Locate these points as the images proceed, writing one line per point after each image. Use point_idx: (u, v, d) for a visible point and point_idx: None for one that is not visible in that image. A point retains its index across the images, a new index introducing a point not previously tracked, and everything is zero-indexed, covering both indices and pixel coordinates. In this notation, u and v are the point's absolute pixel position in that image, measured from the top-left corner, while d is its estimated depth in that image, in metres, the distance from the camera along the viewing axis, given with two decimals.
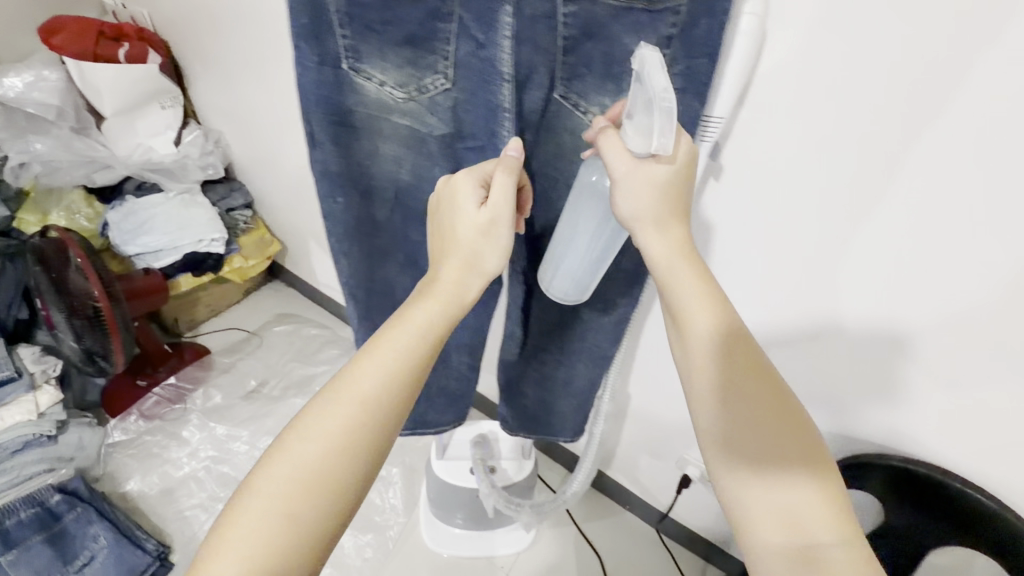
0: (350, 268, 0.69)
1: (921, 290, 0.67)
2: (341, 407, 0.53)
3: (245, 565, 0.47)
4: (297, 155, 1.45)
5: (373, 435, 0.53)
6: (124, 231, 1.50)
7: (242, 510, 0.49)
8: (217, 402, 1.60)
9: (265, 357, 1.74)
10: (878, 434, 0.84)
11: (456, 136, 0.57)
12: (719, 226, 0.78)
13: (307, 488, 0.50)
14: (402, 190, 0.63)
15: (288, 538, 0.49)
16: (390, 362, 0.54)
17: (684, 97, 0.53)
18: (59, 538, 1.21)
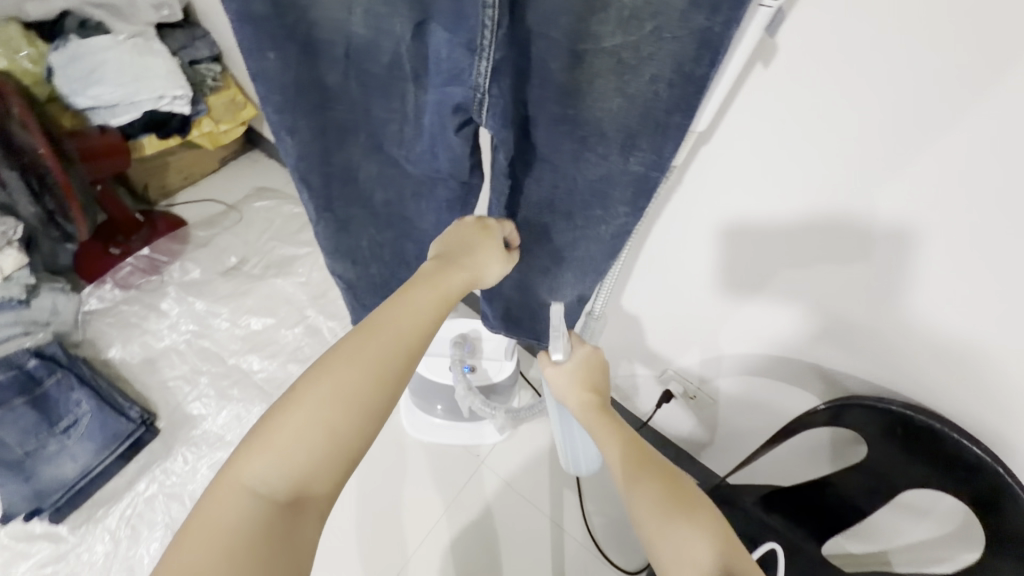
0: (299, 149, 0.57)
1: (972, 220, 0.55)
2: (380, 339, 0.53)
3: (289, 469, 0.48)
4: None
5: (405, 368, 0.53)
6: (72, 79, 1.31)
7: (285, 421, 0.49)
8: (195, 276, 1.55)
9: (245, 233, 1.65)
10: (905, 374, 0.73)
11: None
12: (760, 120, 0.62)
13: (345, 406, 0.50)
14: (355, 47, 0.48)
15: (326, 450, 0.49)
16: (421, 311, 0.56)
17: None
18: (41, 401, 1.22)
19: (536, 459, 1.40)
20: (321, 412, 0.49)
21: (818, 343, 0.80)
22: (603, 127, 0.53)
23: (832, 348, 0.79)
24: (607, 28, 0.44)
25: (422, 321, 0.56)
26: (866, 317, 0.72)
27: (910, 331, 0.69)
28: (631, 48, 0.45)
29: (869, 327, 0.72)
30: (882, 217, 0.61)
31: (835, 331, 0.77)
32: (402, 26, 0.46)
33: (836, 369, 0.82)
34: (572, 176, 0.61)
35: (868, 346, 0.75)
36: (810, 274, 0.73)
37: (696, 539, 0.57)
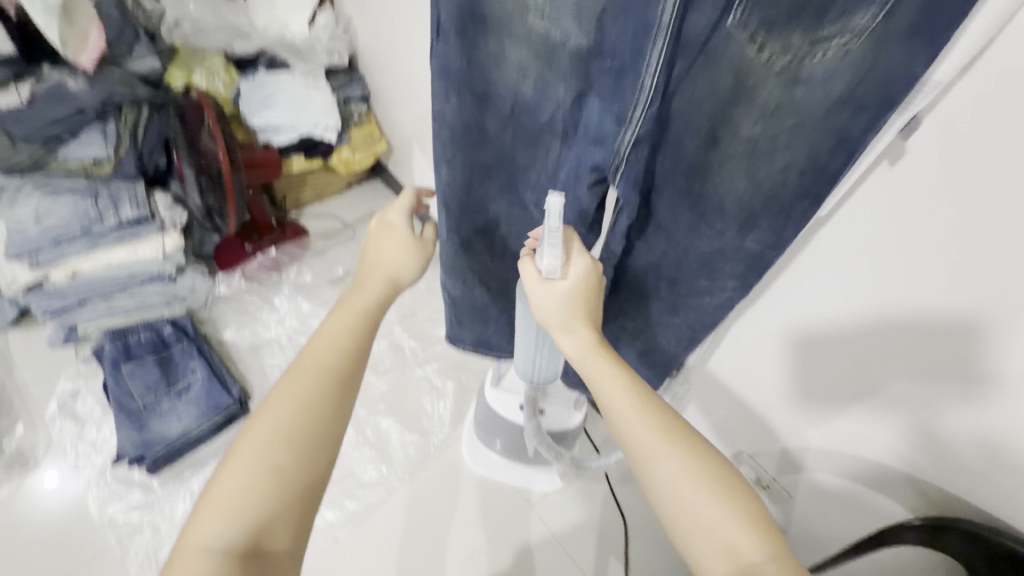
0: (450, 180, 0.66)
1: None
2: (304, 375, 0.58)
3: (241, 517, 0.51)
4: (416, 58, 1.42)
5: (339, 388, 0.59)
6: (253, 103, 1.57)
7: (231, 473, 0.53)
8: (307, 279, 1.73)
9: (355, 250, 1.83)
10: (1009, 498, 0.68)
11: (593, 52, 0.50)
12: (880, 216, 0.64)
13: (290, 443, 0.54)
14: (520, 105, 0.57)
15: (275, 493, 0.53)
16: (344, 337, 0.62)
17: (902, 47, 0.42)
18: (166, 363, 1.41)
19: (588, 518, 1.37)
20: (265, 452, 0.54)
21: (908, 455, 0.77)
22: (726, 203, 0.58)
23: (932, 468, 0.75)
24: (748, 120, 0.51)
25: (346, 344, 0.61)
26: (955, 429, 0.69)
27: (1004, 451, 0.66)
28: (767, 138, 0.51)
29: (951, 442, 0.71)
30: (957, 313, 0.62)
31: (919, 447, 0.76)
32: (565, 94, 0.54)
33: (930, 492, 0.77)
34: (685, 247, 0.65)
35: (951, 464, 0.72)
36: (899, 387, 0.74)
37: (735, 530, 0.48)
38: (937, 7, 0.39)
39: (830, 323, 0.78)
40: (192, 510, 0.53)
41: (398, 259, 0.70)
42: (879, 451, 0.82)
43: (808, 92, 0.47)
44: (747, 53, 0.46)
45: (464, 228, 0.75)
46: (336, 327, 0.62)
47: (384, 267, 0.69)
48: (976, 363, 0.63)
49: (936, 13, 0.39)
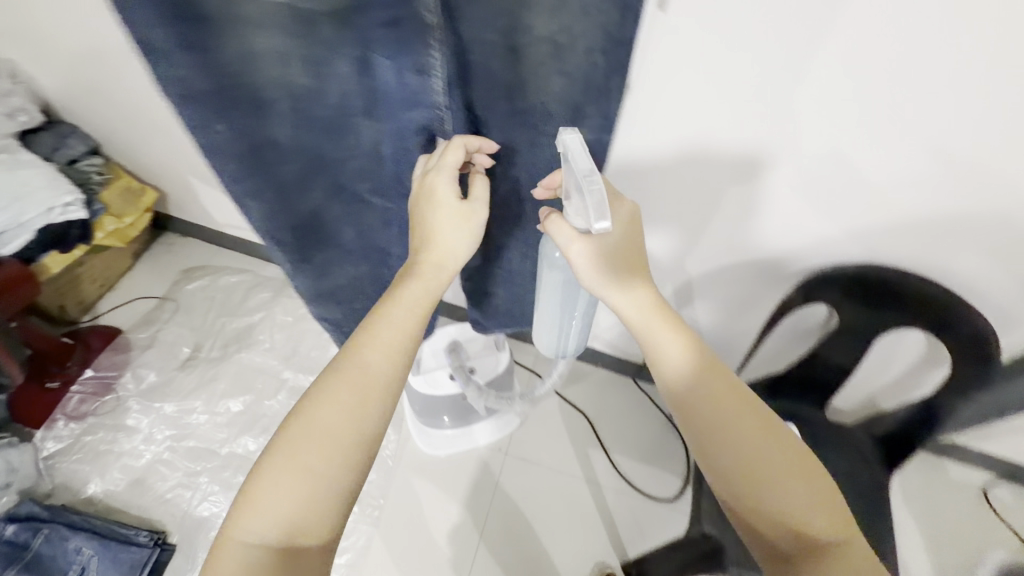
0: (264, 210, 0.58)
1: (820, 135, 0.73)
2: (344, 379, 0.56)
3: (284, 515, 0.53)
4: (134, 81, 1.15)
5: (371, 403, 0.56)
6: None
7: (271, 472, 0.54)
8: (152, 380, 1.46)
9: (189, 320, 1.57)
10: (813, 247, 0.92)
11: (352, 8, 0.42)
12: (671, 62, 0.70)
13: (328, 457, 0.54)
14: (300, 98, 0.49)
15: (314, 496, 0.54)
16: (388, 340, 0.58)
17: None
18: (37, 564, 1.13)
19: (555, 432, 1.46)
20: (304, 455, 0.54)
21: (741, 253, 0.99)
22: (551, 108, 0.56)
23: (760, 255, 0.97)
24: (538, 17, 0.47)
25: (388, 351, 0.58)
26: (768, 217, 0.90)
27: (804, 219, 0.88)
28: (563, 31, 0.48)
29: (770, 229, 0.91)
30: (742, 150, 0.79)
31: (730, 245, 0.98)
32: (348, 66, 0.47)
33: (757, 274, 1.02)
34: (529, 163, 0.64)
35: (772, 245, 0.95)
36: (720, 214, 0.92)
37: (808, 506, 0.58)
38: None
39: (642, 188, 0.91)
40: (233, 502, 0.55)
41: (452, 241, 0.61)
42: (717, 261, 1.03)
43: None
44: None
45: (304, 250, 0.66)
46: (381, 332, 0.58)
47: (441, 250, 0.61)
48: (755, 183, 0.84)
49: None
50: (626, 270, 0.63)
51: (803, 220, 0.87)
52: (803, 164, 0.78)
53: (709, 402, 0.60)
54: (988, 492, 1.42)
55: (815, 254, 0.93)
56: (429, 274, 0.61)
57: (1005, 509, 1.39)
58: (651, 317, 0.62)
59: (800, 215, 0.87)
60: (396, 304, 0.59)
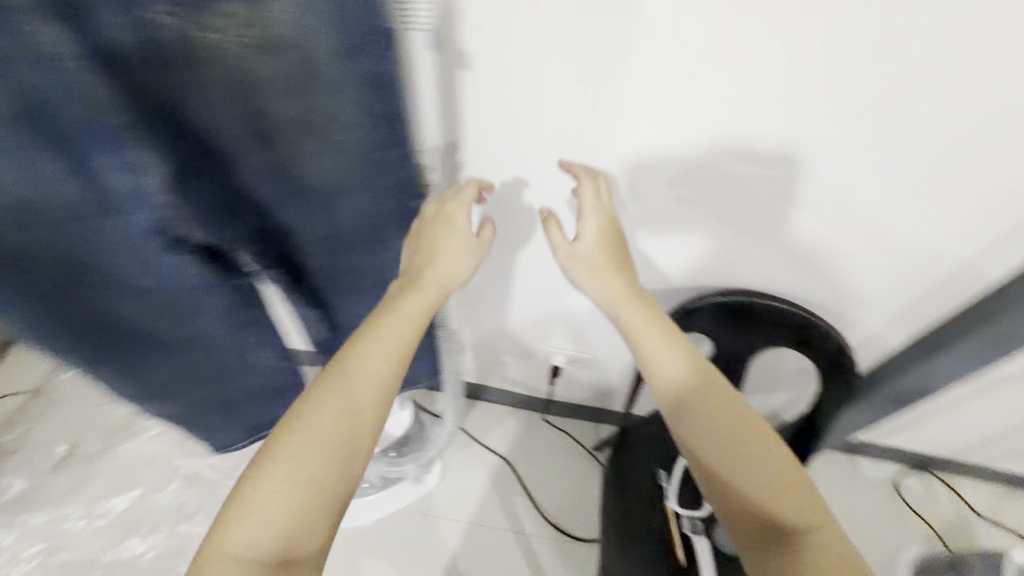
0: (30, 313, 0.52)
1: (657, 185, 0.75)
2: (352, 380, 0.59)
3: (280, 520, 0.53)
4: None
5: (353, 452, 0.58)
6: None
7: (281, 454, 0.55)
8: (21, 489, 1.29)
9: (65, 413, 1.41)
10: (684, 256, 0.88)
11: (39, 111, 0.40)
12: (475, 67, 0.62)
13: (318, 459, 0.56)
14: (22, 201, 0.44)
15: (311, 501, 0.54)
16: (387, 363, 0.62)
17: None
18: None
19: (475, 484, 1.39)
20: (302, 460, 0.55)
21: (624, 265, 0.92)
22: (341, 169, 0.52)
23: (647, 261, 0.90)
24: (272, 99, 0.46)
25: (384, 368, 0.61)
26: (628, 233, 0.84)
27: (665, 228, 0.83)
28: (313, 112, 0.47)
29: (635, 240, 0.86)
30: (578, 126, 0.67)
31: None
32: (55, 167, 0.43)
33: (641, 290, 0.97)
34: (339, 235, 0.61)
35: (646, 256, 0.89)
36: (581, 221, 0.84)
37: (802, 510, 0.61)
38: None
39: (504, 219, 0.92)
40: (234, 485, 0.55)
41: (450, 265, 0.66)
42: None
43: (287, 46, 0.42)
44: (164, 21, 0.39)
45: (86, 335, 0.58)
46: (378, 340, 0.62)
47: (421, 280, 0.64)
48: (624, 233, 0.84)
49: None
50: (668, 336, 0.70)
51: (665, 253, 0.88)
52: (637, 156, 0.71)
53: (731, 443, 0.64)
54: (898, 485, 1.46)
55: (695, 262, 0.89)
56: (428, 289, 0.64)
57: (915, 501, 1.44)
58: (675, 358, 0.68)
59: (656, 212, 0.80)
60: (419, 295, 0.64)
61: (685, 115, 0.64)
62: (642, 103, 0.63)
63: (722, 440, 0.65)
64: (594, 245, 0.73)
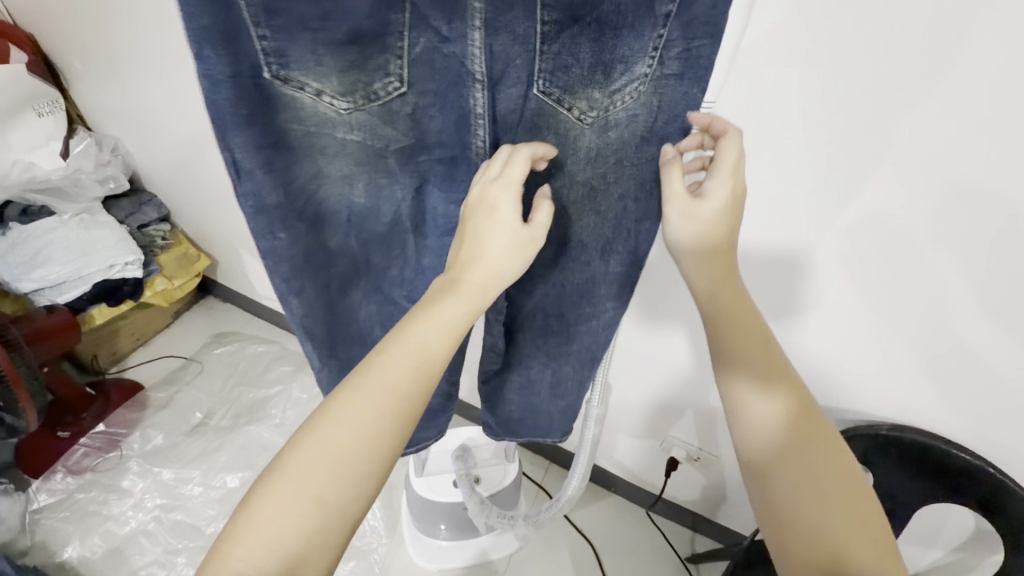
0: (304, 311, 0.56)
1: (878, 319, 0.70)
2: (378, 384, 0.43)
3: (276, 548, 0.39)
4: (210, 149, 1.25)
5: (360, 464, 0.42)
6: (14, 266, 1.26)
7: (295, 462, 0.41)
8: (158, 443, 1.43)
9: (209, 385, 1.56)
10: (876, 400, 0.80)
11: (418, 147, 0.46)
12: None
13: (330, 472, 0.41)
14: (357, 214, 0.51)
15: (314, 523, 0.40)
16: (421, 357, 0.44)
17: (711, 47, 0.42)
18: None
19: (557, 562, 1.31)
20: (311, 477, 0.41)
21: None
22: (599, 232, 0.57)
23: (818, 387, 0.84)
24: (578, 166, 0.50)
25: (418, 365, 0.44)
26: (818, 355, 0.80)
27: (865, 365, 0.77)
28: (600, 177, 0.51)
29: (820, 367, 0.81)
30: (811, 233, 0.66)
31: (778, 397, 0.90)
32: (360, 175, 0.48)
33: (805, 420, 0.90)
34: (560, 285, 0.65)
35: (827, 386, 0.83)
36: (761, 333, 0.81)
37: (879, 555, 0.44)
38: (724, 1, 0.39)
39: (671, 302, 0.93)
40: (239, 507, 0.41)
41: (497, 255, 0.46)
42: None
43: (620, 134, 0.47)
44: (540, 98, 0.44)
45: (327, 342, 0.63)
46: (420, 333, 0.44)
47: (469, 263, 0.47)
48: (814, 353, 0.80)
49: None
50: (750, 337, 0.51)
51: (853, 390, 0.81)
52: (867, 287, 0.68)
53: (819, 500, 0.46)
54: None
55: (887, 409, 0.80)
56: (472, 294, 0.46)
57: None
58: (766, 408, 0.49)
59: (856, 341, 0.75)
60: (483, 265, 0.46)
61: (939, 263, 0.61)
62: (898, 245, 0.62)
63: (804, 474, 0.47)
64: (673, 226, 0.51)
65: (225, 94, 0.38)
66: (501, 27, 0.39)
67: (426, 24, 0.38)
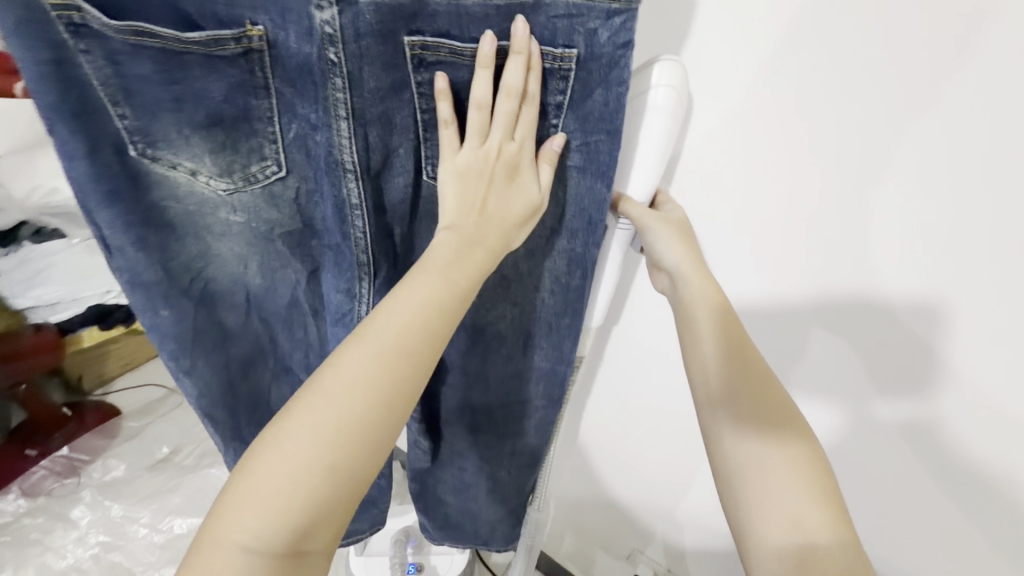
0: (199, 394, 0.51)
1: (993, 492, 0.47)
2: (382, 339, 0.35)
3: (278, 518, 0.33)
4: None
5: (365, 431, 0.34)
6: (15, 283, 1.22)
7: (296, 424, 0.34)
8: (117, 475, 1.40)
9: (182, 419, 1.53)
10: None
11: (307, 231, 0.43)
12: None
13: (336, 438, 0.34)
14: (253, 294, 0.48)
15: (322, 492, 0.34)
16: (432, 304, 0.36)
17: (610, 142, 0.38)
18: None
19: None
20: (315, 443, 0.34)
21: None
22: (521, 328, 0.52)
23: None
24: None
25: (427, 317, 0.36)
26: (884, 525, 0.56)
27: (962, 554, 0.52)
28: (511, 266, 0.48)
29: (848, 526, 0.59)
30: (895, 303, 0.44)
31: None
32: (254, 252, 0.44)
33: None
34: (483, 377, 0.59)
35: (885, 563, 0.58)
36: None
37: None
38: (617, 100, 0.36)
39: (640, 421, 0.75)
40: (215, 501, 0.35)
41: (505, 205, 0.38)
42: None
43: None
44: (432, 186, 0.41)
45: (228, 434, 0.56)
46: (433, 279, 0.36)
47: (485, 221, 0.37)
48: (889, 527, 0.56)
49: (588, 70, 0.36)
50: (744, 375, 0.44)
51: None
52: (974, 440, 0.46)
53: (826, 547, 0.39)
54: None
55: None
56: (482, 244, 0.37)
57: None
58: (794, 485, 0.41)
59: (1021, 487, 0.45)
60: (505, 209, 0.38)
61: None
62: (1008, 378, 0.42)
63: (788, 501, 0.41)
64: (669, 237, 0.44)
65: (83, 170, 0.36)
66: (372, 120, 0.36)
67: (295, 112, 0.37)
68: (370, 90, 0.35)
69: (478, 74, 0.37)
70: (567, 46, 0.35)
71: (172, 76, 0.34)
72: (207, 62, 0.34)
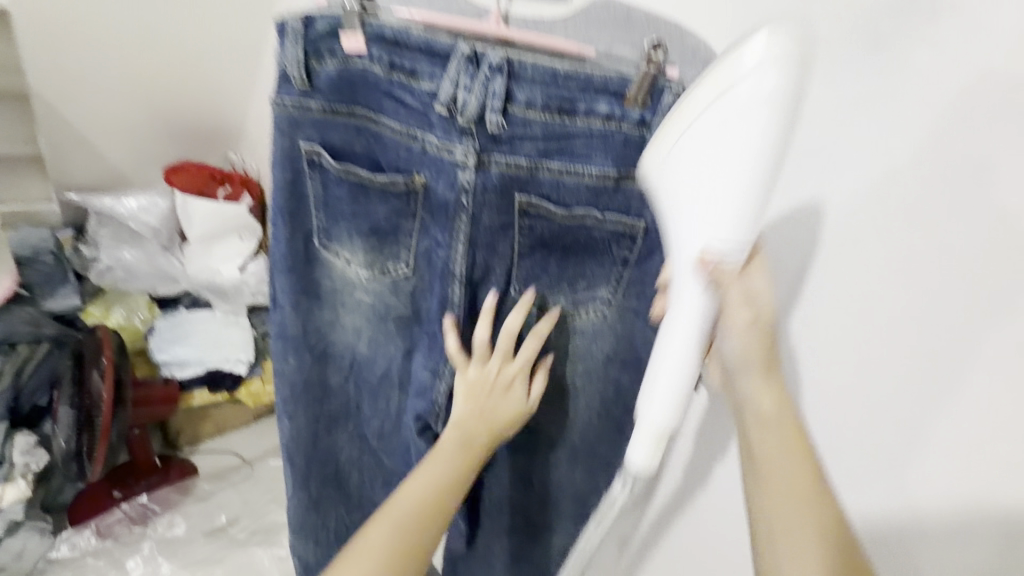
0: (293, 431, 0.62)
1: None
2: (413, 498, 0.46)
3: None
4: None
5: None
6: (165, 338, 1.43)
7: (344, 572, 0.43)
8: (177, 533, 1.48)
9: (247, 492, 1.61)
10: None
11: (413, 319, 0.54)
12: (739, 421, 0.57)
13: None
14: (358, 360, 0.58)
15: None
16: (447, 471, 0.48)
17: (663, 293, 0.48)
18: None
19: None
20: None
21: None
22: (568, 432, 0.57)
23: None
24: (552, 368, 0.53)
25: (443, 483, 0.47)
26: None
27: None
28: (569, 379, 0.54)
29: None
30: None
31: None
32: (369, 329, 0.56)
33: None
34: (531, 483, 0.62)
35: None
36: None
37: None
38: (669, 262, 0.47)
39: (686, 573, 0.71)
40: None
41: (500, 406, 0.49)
42: None
43: (585, 343, 0.52)
44: (515, 300, 0.51)
45: (300, 476, 0.65)
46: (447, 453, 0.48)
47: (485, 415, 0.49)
48: None
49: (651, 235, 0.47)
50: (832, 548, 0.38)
51: None
52: None
53: None
54: None
55: None
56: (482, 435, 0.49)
57: None
58: None
59: None
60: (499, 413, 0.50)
61: None
62: None
63: None
64: (750, 353, 0.40)
65: (281, 250, 0.51)
66: (481, 246, 0.48)
67: (427, 233, 0.49)
68: (485, 225, 0.47)
69: (564, 224, 0.47)
70: (638, 218, 0.47)
71: (358, 199, 0.49)
72: (381, 194, 0.48)
